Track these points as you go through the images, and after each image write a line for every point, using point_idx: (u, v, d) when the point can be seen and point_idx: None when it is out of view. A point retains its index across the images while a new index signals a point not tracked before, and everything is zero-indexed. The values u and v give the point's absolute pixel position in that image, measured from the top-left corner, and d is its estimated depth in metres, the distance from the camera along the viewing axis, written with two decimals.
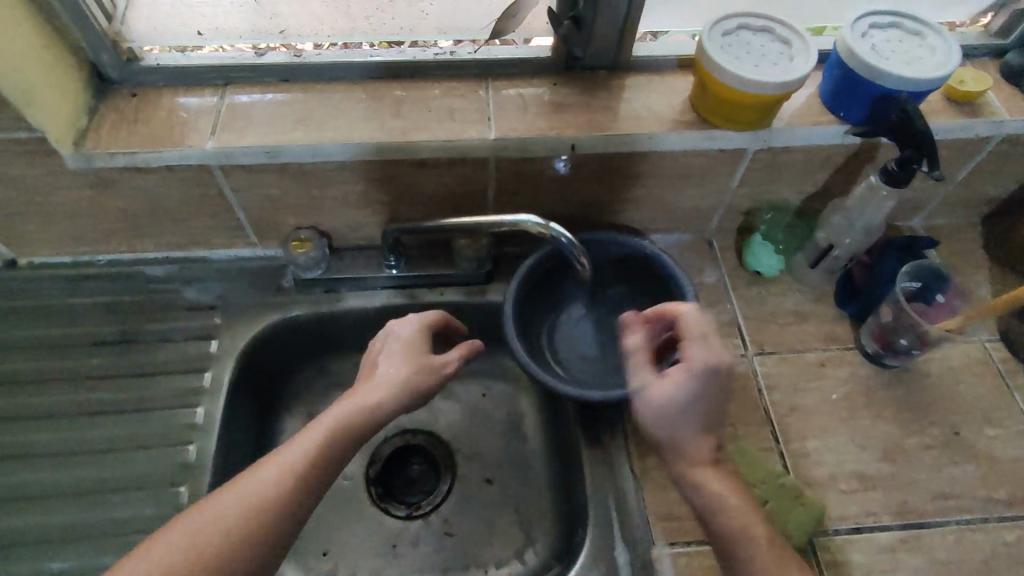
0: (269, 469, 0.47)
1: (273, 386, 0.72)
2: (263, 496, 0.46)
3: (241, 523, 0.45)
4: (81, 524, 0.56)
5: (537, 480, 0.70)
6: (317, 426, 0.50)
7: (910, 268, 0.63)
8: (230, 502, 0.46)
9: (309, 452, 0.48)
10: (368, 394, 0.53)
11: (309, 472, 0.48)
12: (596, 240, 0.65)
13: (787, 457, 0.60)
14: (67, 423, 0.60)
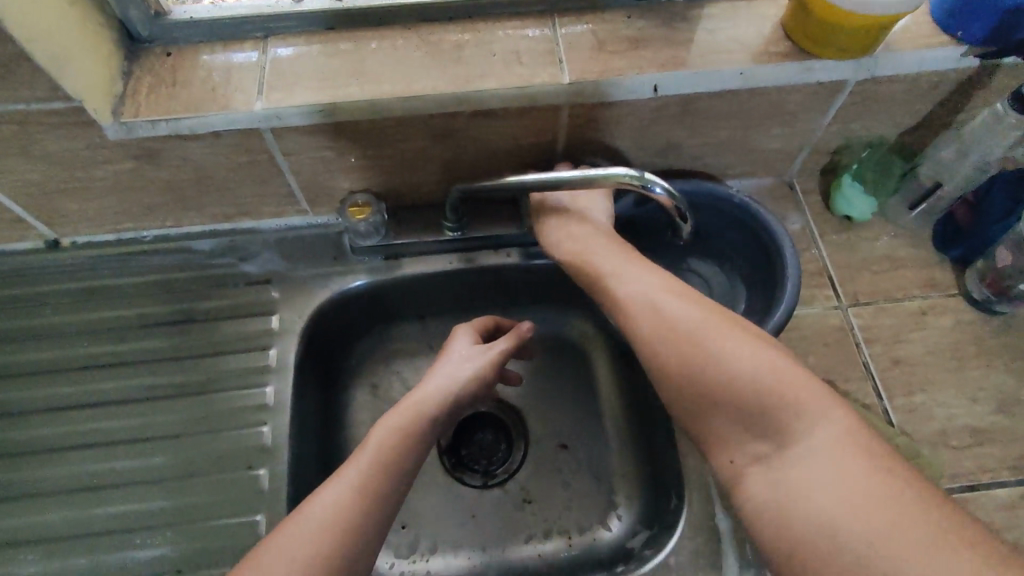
0: (351, 468, 0.48)
1: (335, 359, 0.68)
2: (350, 503, 0.46)
3: (333, 536, 0.44)
4: (162, 512, 0.54)
5: (615, 443, 0.68)
6: (388, 423, 0.51)
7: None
8: (320, 516, 0.45)
9: (386, 454, 0.49)
10: (433, 389, 0.54)
11: (389, 473, 0.48)
12: (681, 188, 0.58)
13: (894, 414, 0.56)
14: (134, 409, 0.58)
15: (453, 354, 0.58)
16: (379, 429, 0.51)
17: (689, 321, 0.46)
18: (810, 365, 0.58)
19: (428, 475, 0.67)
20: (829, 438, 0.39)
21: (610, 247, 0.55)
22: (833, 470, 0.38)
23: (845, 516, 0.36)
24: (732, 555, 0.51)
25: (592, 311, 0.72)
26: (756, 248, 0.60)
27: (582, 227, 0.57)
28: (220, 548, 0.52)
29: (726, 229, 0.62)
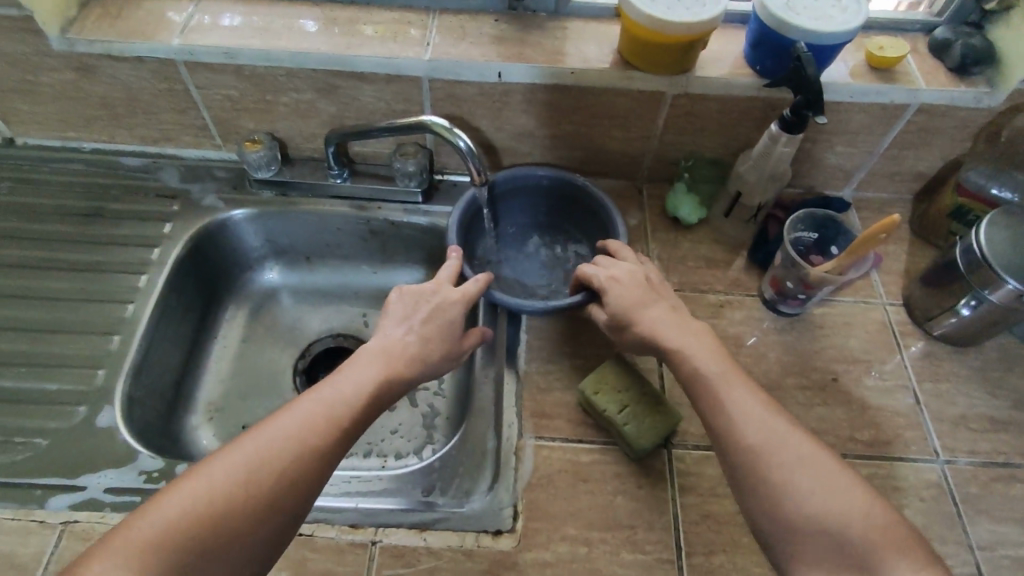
0: (299, 419, 0.48)
1: (221, 276, 0.78)
2: (276, 470, 0.45)
3: (266, 483, 0.44)
4: (21, 353, 0.63)
5: (448, 390, 0.76)
6: (331, 392, 0.50)
7: (795, 218, 0.66)
8: (262, 460, 0.45)
9: (338, 418, 0.49)
10: (394, 364, 0.54)
11: (336, 436, 0.48)
12: (544, 175, 0.68)
13: (666, 378, 0.64)
14: (31, 273, 0.69)
15: (429, 319, 0.58)
16: (337, 387, 0.51)
17: (665, 336, 0.54)
18: None
19: (279, 389, 0.75)
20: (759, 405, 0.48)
21: (637, 291, 0.58)
22: (770, 425, 0.47)
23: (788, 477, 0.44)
24: (489, 469, 0.59)
25: None
26: (594, 232, 0.70)
27: (619, 271, 0.59)
28: (60, 389, 0.61)
29: (569, 214, 0.71)
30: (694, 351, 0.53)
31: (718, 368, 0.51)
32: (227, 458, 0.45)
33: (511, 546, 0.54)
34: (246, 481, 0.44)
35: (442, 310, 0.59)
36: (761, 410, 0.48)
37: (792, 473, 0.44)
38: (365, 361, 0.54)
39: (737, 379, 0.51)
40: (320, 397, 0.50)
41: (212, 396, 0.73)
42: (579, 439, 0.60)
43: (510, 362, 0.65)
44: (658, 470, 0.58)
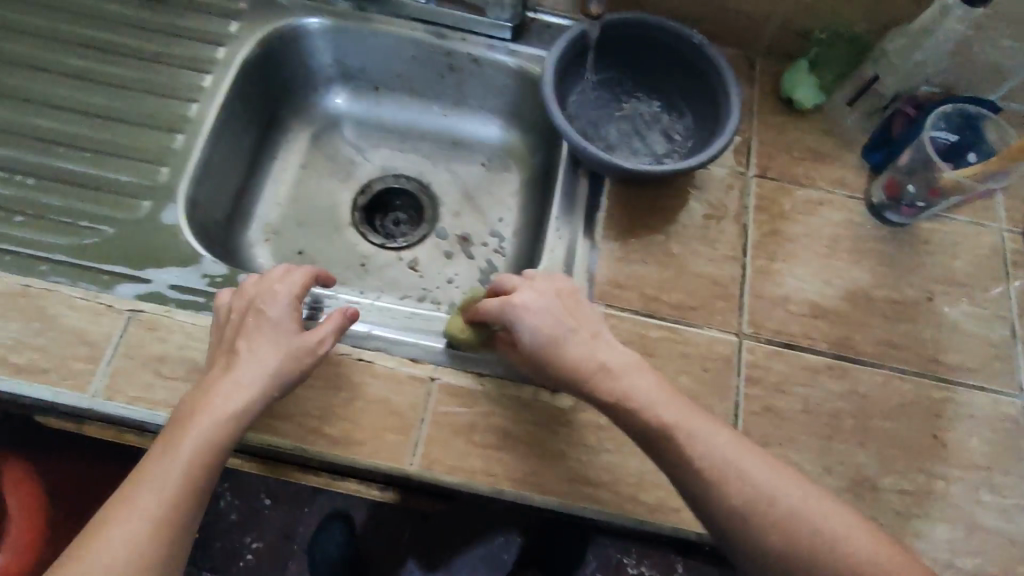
0: (120, 535, 0.39)
1: (284, 93, 0.73)
2: (153, 538, 0.40)
3: (150, 556, 0.39)
4: (82, 137, 0.60)
5: (509, 249, 0.73)
6: (188, 435, 0.43)
7: (942, 110, 0.60)
8: (134, 537, 0.39)
9: (166, 503, 0.41)
10: (225, 415, 0.45)
11: (161, 543, 0.40)
12: (663, 26, 0.60)
13: (749, 270, 0.60)
14: (90, 55, 0.64)
15: (263, 331, 0.49)
16: (151, 477, 0.42)
17: (611, 376, 0.48)
18: (695, 212, 0.62)
19: (337, 222, 0.73)
20: (732, 449, 0.44)
21: (554, 317, 0.49)
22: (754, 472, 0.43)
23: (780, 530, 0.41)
24: None
25: (531, 131, 0.75)
26: (699, 99, 0.63)
27: (531, 293, 0.51)
28: (123, 181, 0.59)
29: (675, 75, 0.64)
30: (645, 390, 0.47)
31: (674, 416, 0.46)
32: (95, 550, 0.39)
33: (568, 404, 0.54)
34: (126, 565, 0.39)
35: (269, 321, 0.49)
36: (735, 456, 0.44)
37: (780, 519, 0.42)
38: (186, 422, 0.44)
39: (700, 424, 0.46)
40: (137, 500, 0.41)
41: (269, 217, 0.71)
42: (648, 315, 0.58)
43: (586, 225, 0.61)
44: (725, 358, 0.56)
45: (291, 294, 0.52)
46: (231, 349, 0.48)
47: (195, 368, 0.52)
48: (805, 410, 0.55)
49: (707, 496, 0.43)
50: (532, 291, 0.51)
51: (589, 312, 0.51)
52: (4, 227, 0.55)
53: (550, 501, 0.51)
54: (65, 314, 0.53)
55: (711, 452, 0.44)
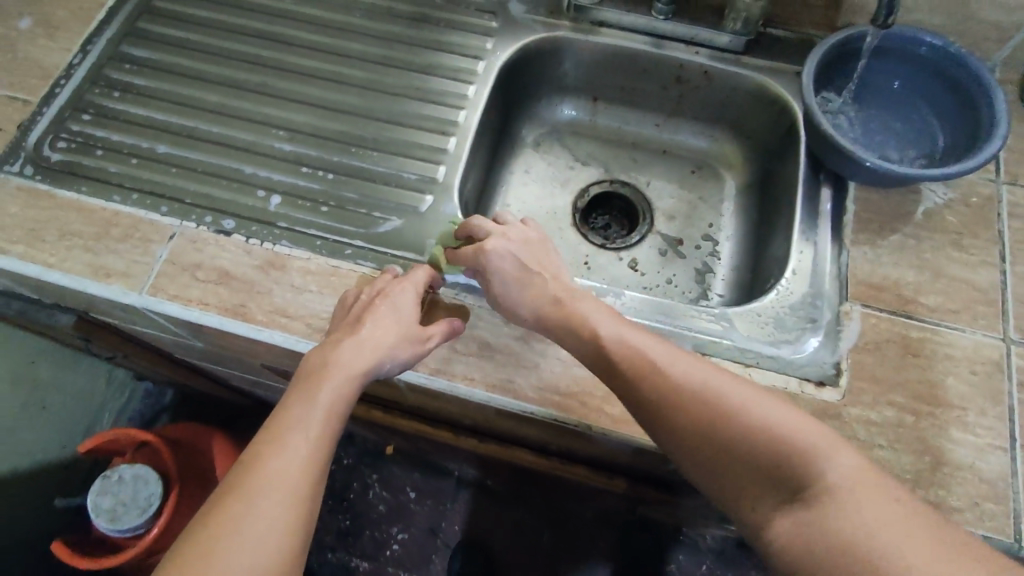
0: (270, 490, 0.44)
1: (516, 103, 0.80)
2: (289, 503, 0.44)
3: (281, 522, 0.43)
4: (369, 138, 0.69)
5: (726, 253, 0.76)
6: (313, 406, 0.49)
7: None
8: (270, 501, 0.44)
9: (303, 466, 0.46)
10: (347, 382, 0.50)
11: (293, 512, 0.44)
12: (929, 43, 0.61)
13: (1007, 276, 0.60)
14: (368, 67, 0.74)
15: (387, 313, 0.54)
16: (290, 434, 0.47)
17: (575, 308, 0.53)
18: (944, 217, 0.63)
19: (559, 223, 0.79)
20: (687, 368, 0.47)
21: (519, 268, 0.57)
22: (721, 381, 0.46)
23: (741, 428, 0.43)
24: (811, 323, 0.59)
25: (745, 139, 0.78)
26: (958, 113, 0.62)
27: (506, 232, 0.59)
28: (407, 176, 0.67)
29: (933, 92, 0.64)
30: (645, 340, 0.50)
31: (653, 351, 0.49)
32: (233, 519, 0.43)
33: (837, 398, 0.55)
34: (261, 533, 0.43)
35: (394, 310, 0.54)
36: (700, 374, 0.47)
37: (732, 421, 0.44)
38: (318, 387, 0.50)
39: (688, 360, 0.48)
40: (280, 458, 0.46)
41: (501, 216, 0.78)
42: (907, 316, 0.58)
43: (834, 232, 0.63)
44: (994, 362, 0.56)
45: (414, 288, 0.57)
46: (355, 323, 0.54)
47: (486, 343, 0.58)
48: None
49: (665, 406, 0.46)
50: (501, 236, 0.58)
51: (551, 257, 0.60)
52: (315, 215, 0.64)
53: None
54: None
55: (674, 372, 0.47)
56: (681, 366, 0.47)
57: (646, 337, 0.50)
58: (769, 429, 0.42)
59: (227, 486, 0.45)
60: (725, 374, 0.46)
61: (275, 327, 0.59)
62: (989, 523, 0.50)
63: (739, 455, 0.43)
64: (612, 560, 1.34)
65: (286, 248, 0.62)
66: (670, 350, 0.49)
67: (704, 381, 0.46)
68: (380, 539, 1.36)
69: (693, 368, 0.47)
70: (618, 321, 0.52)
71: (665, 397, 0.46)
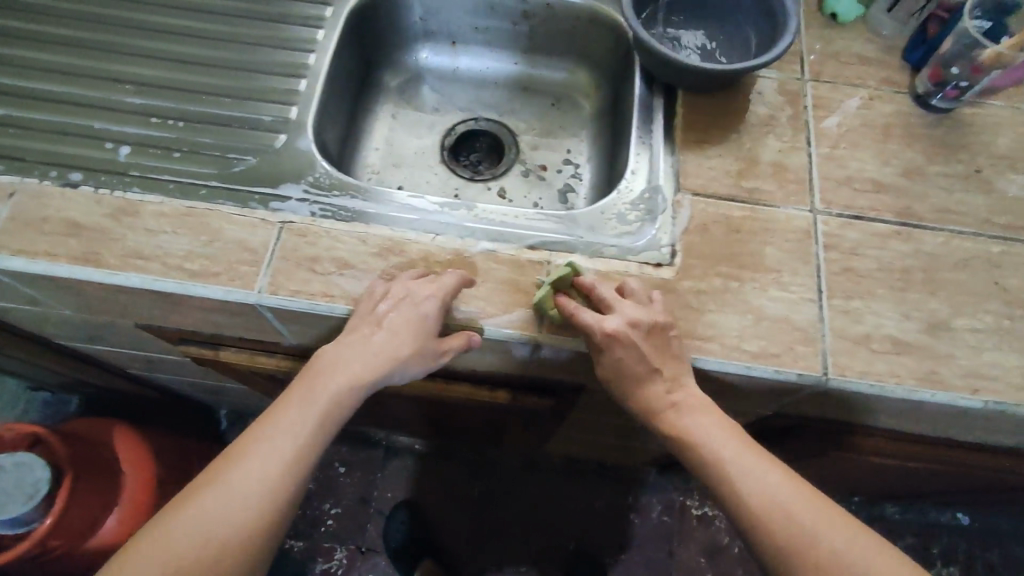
0: (243, 486, 0.49)
1: (374, 51, 0.83)
2: (262, 501, 0.50)
3: (251, 517, 0.49)
4: (218, 84, 0.69)
5: (587, 174, 0.81)
6: (307, 414, 0.53)
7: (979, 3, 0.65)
8: (244, 495, 0.49)
9: (280, 470, 0.51)
10: (347, 391, 0.54)
11: (263, 512, 0.50)
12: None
13: (814, 158, 0.68)
14: (214, 18, 0.73)
15: (404, 324, 0.55)
16: (279, 438, 0.52)
17: (691, 418, 0.54)
18: (760, 113, 0.70)
19: (428, 162, 0.82)
20: (765, 480, 0.51)
21: (634, 355, 0.54)
22: (782, 492, 0.50)
23: (828, 549, 0.46)
24: (649, 215, 0.65)
25: (594, 68, 0.83)
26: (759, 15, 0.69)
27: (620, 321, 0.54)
28: (259, 119, 0.68)
29: None
30: (711, 435, 0.54)
31: (723, 439, 0.53)
32: (208, 505, 0.49)
33: (671, 275, 0.61)
34: (230, 524, 0.48)
35: (413, 316, 0.55)
36: (775, 486, 0.50)
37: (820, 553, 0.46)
38: (315, 392, 0.54)
39: (751, 458, 0.52)
40: (262, 457, 0.51)
41: (371, 159, 0.80)
42: (731, 199, 0.65)
43: (665, 135, 0.69)
44: (804, 231, 0.63)
45: (434, 297, 0.55)
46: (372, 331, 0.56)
47: (346, 263, 0.60)
48: (879, 269, 0.62)
49: (753, 514, 0.50)
50: (624, 319, 0.54)
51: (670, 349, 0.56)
52: (167, 162, 0.64)
53: None
54: (228, 227, 0.61)
55: (762, 480, 0.51)
56: (754, 474, 0.51)
57: (734, 448, 0.53)
58: (837, 554, 0.46)
59: (209, 475, 0.50)
60: (806, 490, 0.50)
61: (131, 270, 0.59)
62: (803, 363, 0.58)
63: (763, 532, 0.49)
64: (545, 501, 1.40)
65: (138, 195, 0.62)
66: (757, 464, 0.52)
67: (790, 507, 0.49)
68: (312, 517, 1.36)
69: (771, 479, 0.50)
70: (700, 416, 0.54)
71: (750, 506, 0.50)
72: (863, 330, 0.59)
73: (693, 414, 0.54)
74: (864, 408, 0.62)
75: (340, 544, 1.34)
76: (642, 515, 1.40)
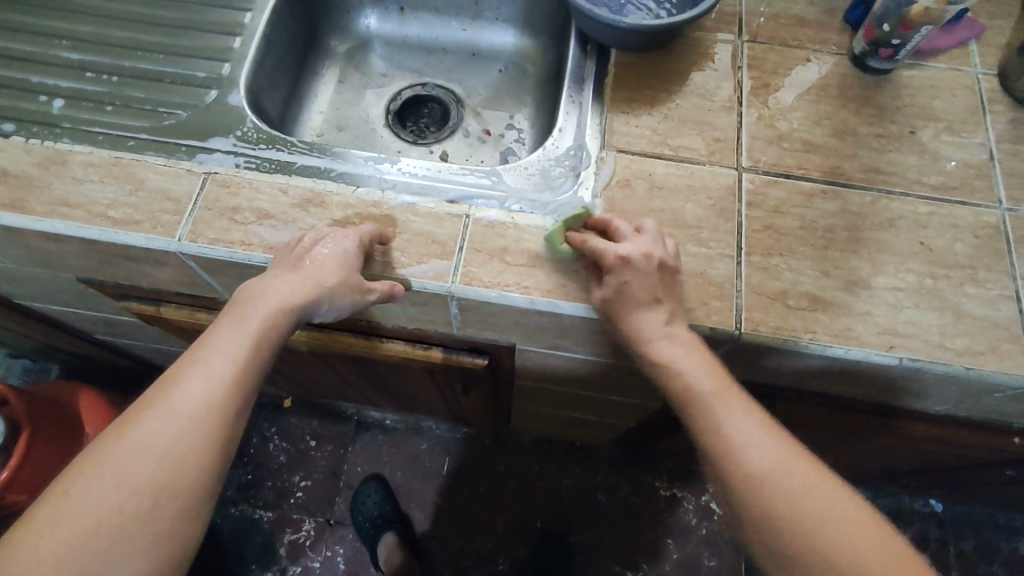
0: (184, 409, 0.46)
1: (321, 14, 0.83)
2: (198, 423, 0.46)
3: (189, 441, 0.45)
4: (157, 42, 0.71)
5: (529, 138, 0.81)
6: (240, 335, 0.49)
7: None
8: (178, 419, 0.46)
9: (220, 391, 0.47)
10: (280, 314, 0.51)
11: (202, 435, 0.46)
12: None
13: (745, 118, 0.67)
14: None
15: (331, 255, 0.54)
16: (214, 359, 0.48)
17: (670, 351, 0.53)
18: (692, 73, 0.70)
19: (372, 126, 0.82)
20: (742, 428, 0.49)
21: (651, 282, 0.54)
22: (760, 439, 0.49)
23: (794, 494, 0.46)
24: (573, 172, 0.65)
25: (540, 34, 0.83)
26: None
27: (634, 251, 0.54)
28: (193, 75, 0.69)
29: None
30: (695, 369, 0.52)
31: (710, 386, 0.51)
32: (139, 430, 0.45)
33: None
34: (166, 448, 0.45)
35: (337, 249, 0.54)
36: (752, 434, 0.49)
37: (790, 499, 0.46)
38: (246, 315, 0.50)
39: (730, 400, 0.51)
40: (196, 380, 0.47)
41: (315, 122, 0.81)
42: (656, 156, 0.65)
43: (596, 94, 0.69)
44: (728, 188, 0.63)
45: (359, 235, 0.56)
46: (300, 261, 0.54)
47: (264, 212, 0.61)
48: (802, 227, 0.61)
49: (727, 456, 0.49)
50: (638, 248, 0.54)
51: (677, 288, 0.56)
52: (99, 114, 0.66)
53: (576, 307, 0.58)
54: (152, 177, 0.62)
55: (742, 424, 0.50)
56: (735, 422, 0.50)
57: (716, 386, 0.52)
58: (801, 502, 0.46)
59: (139, 404, 0.47)
60: (787, 444, 0.49)
61: (54, 216, 0.60)
62: (715, 318, 0.57)
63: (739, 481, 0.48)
64: (512, 480, 1.40)
65: (67, 145, 0.63)
66: (738, 409, 0.51)
67: (777, 461, 0.47)
68: (282, 488, 1.38)
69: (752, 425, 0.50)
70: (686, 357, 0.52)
71: (727, 449, 0.49)
72: (780, 286, 0.59)
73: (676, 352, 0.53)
74: (781, 366, 0.62)
75: (309, 516, 1.36)
76: (609, 495, 1.40)
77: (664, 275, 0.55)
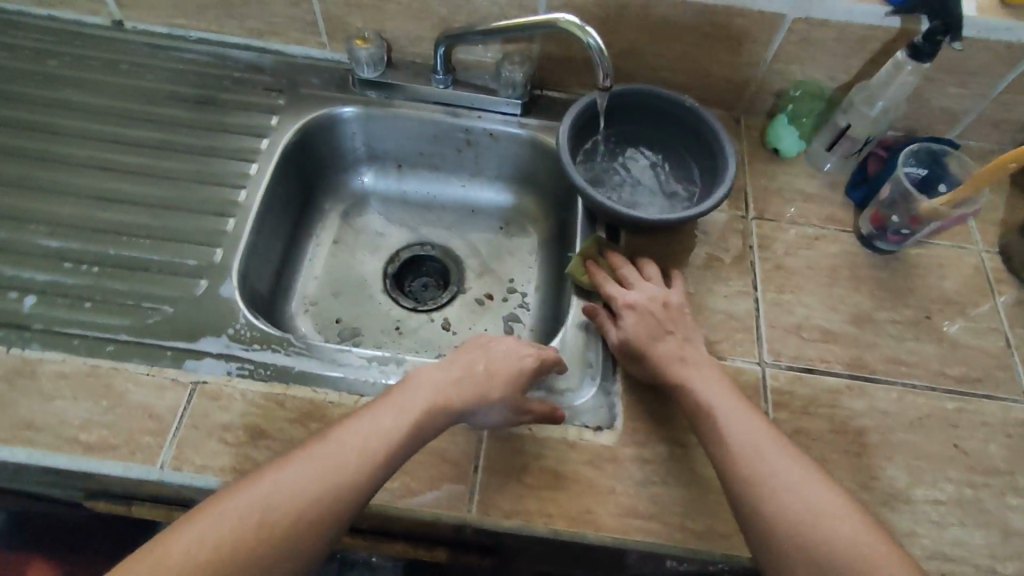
0: (339, 463, 0.47)
1: (318, 175, 0.81)
2: (343, 485, 0.46)
3: (326, 499, 0.45)
4: (143, 224, 0.66)
5: (533, 303, 0.78)
6: (406, 415, 0.51)
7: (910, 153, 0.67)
8: (324, 474, 0.46)
9: (370, 468, 0.47)
10: (440, 408, 0.52)
11: (339, 500, 0.46)
12: (655, 95, 0.69)
13: (762, 304, 0.65)
14: (146, 150, 0.71)
15: (499, 360, 0.56)
16: (371, 435, 0.49)
17: (687, 371, 0.56)
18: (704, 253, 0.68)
19: (368, 291, 0.78)
20: (781, 467, 0.49)
21: (651, 321, 0.59)
22: (794, 478, 0.48)
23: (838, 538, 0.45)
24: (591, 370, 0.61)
25: (541, 194, 0.82)
26: (701, 157, 0.71)
27: (641, 296, 0.61)
28: (181, 262, 0.64)
29: (681, 137, 0.72)
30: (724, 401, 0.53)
31: (735, 428, 0.51)
32: (291, 470, 0.46)
33: (613, 441, 0.57)
34: (307, 495, 0.45)
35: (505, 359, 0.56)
36: (787, 468, 0.48)
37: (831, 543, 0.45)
38: (412, 402, 0.51)
39: (766, 439, 0.50)
40: (354, 444, 0.48)
41: (308, 290, 0.77)
42: None
43: None
44: (752, 386, 0.60)
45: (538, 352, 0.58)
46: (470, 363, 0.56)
47: (258, 431, 0.55)
48: (832, 430, 0.58)
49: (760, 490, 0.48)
50: (643, 293, 0.61)
51: (687, 321, 0.61)
52: (75, 312, 0.60)
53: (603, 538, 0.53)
54: (133, 390, 0.56)
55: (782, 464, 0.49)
56: (774, 464, 0.49)
57: (751, 427, 0.51)
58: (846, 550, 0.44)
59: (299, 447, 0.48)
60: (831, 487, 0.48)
61: (17, 442, 0.53)
62: None
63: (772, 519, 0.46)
64: None
65: (37, 353, 0.57)
66: (774, 449, 0.50)
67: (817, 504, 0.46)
68: None
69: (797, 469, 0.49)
70: (699, 380, 0.55)
71: (762, 485, 0.48)
72: None
73: (695, 380, 0.55)
74: None
75: None
76: None
77: (668, 310, 0.60)
